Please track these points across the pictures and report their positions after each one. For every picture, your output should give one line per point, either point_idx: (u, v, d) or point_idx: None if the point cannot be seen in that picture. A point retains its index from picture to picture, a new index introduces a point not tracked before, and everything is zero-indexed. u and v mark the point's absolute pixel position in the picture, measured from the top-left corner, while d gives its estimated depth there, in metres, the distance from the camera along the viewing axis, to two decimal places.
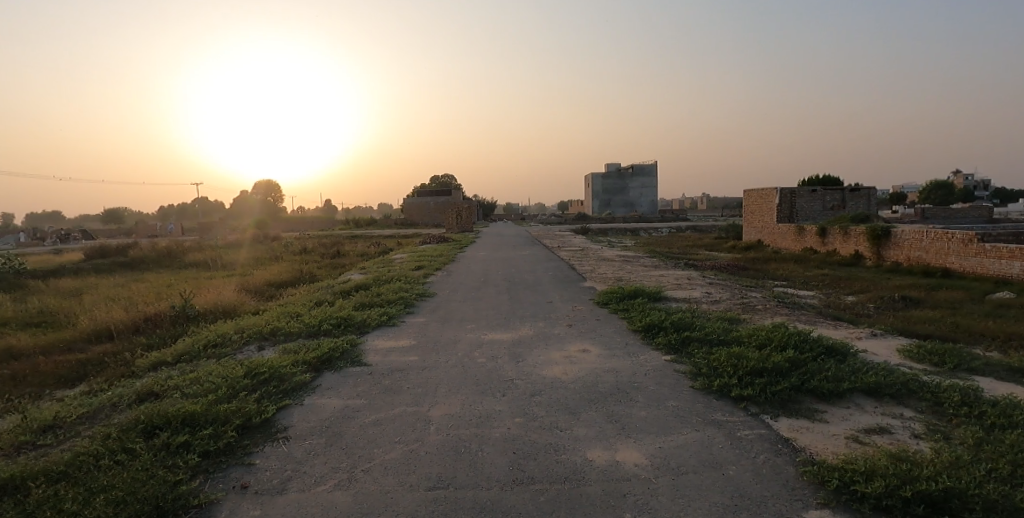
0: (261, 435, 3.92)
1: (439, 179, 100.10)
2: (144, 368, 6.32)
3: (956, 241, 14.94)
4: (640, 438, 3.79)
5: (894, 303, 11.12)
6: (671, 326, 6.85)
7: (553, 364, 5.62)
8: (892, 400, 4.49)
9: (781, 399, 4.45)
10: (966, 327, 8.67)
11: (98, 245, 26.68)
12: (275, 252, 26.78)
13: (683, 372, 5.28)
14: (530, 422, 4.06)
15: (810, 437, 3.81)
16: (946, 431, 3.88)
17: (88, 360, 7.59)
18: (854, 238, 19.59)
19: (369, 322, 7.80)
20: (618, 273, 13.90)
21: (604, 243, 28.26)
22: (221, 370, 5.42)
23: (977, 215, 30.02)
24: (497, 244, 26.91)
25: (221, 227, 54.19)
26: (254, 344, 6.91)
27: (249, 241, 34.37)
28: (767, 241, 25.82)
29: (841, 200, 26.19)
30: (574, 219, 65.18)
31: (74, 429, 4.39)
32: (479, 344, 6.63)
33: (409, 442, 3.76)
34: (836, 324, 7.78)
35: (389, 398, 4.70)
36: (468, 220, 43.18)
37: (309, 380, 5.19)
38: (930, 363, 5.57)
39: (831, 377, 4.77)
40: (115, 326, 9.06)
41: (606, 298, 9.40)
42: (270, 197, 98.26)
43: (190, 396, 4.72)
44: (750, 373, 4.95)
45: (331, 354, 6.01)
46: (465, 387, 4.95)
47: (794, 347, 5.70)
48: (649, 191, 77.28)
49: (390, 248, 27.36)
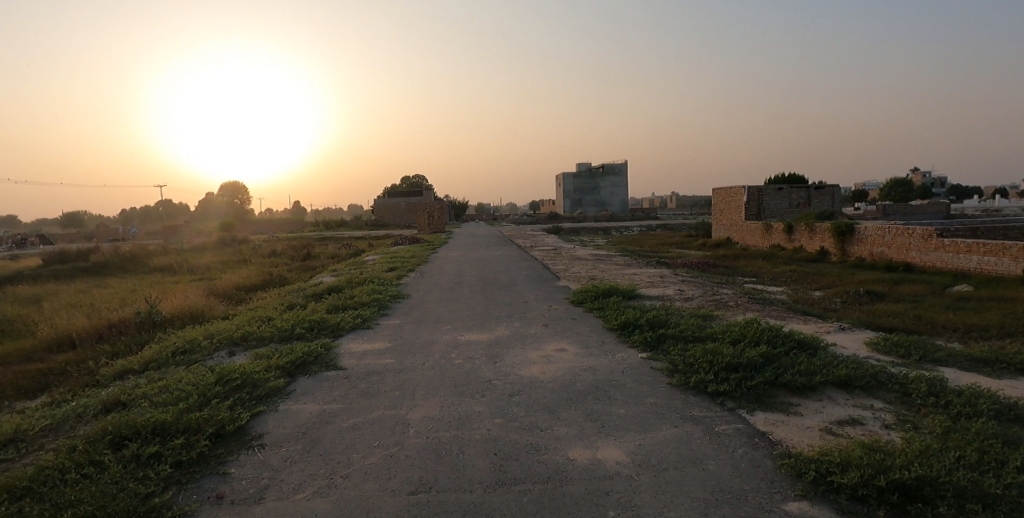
0: (237, 443, 3.81)
1: (409, 179, 98.83)
2: (109, 377, 6.09)
3: (917, 236, 15.51)
4: (621, 436, 3.80)
5: (859, 298, 11.50)
6: (647, 324, 6.92)
7: (530, 364, 5.61)
8: (863, 392, 4.63)
9: (756, 393, 4.54)
10: (928, 320, 9.02)
11: (57, 250, 25.64)
12: (243, 255, 26.16)
13: (660, 369, 5.34)
14: (510, 423, 4.04)
15: (786, 430, 3.90)
16: (915, 420, 4.02)
17: (49, 370, 7.28)
18: (819, 235, 20.19)
19: (342, 325, 7.68)
20: (592, 272, 14.01)
21: (578, 243, 28.34)
22: (192, 377, 5.25)
23: (935, 211, 31.26)
24: (472, 245, 26.71)
25: (186, 231, 52.62)
26: (225, 349, 6.71)
27: (216, 245, 33.53)
28: (735, 238, 26.41)
29: (806, 198, 26.97)
30: (546, 218, 65.37)
31: (38, 442, 4.19)
32: (456, 345, 6.59)
33: (388, 446, 3.71)
34: (806, 319, 7.98)
35: (366, 401, 4.62)
36: (441, 220, 42.84)
37: (283, 385, 5.07)
38: (897, 355, 5.76)
39: (804, 371, 4.89)
40: (77, 333, 8.70)
41: (581, 297, 9.45)
42: (238, 199, 96.11)
43: (160, 405, 4.56)
44: (725, 368, 5.03)
45: (304, 358, 5.88)
46: (443, 388, 4.90)
47: (766, 341, 5.83)
48: (621, 190, 78.15)
49: (362, 250, 26.95)
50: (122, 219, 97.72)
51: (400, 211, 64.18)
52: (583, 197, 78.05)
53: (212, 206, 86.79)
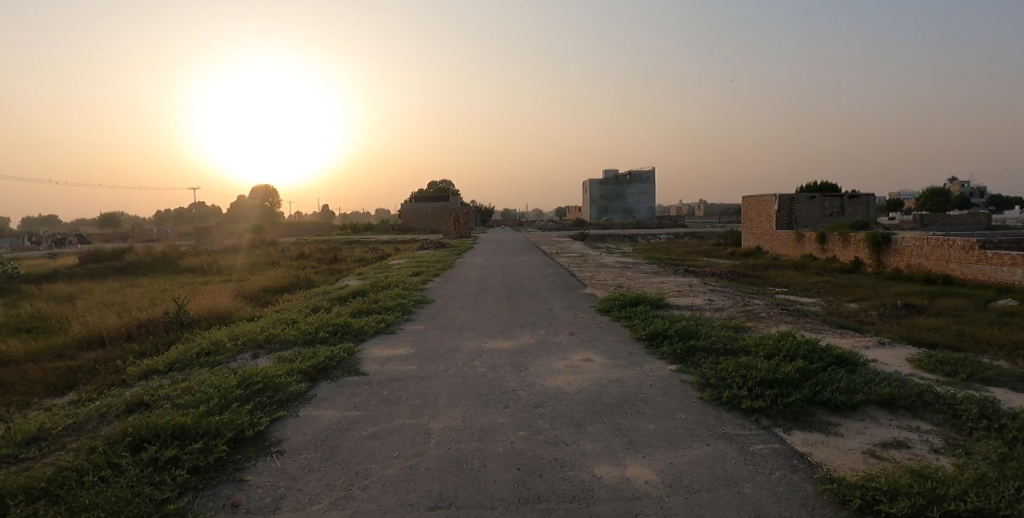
0: (254, 448, 3.77)
1: (436, 184, 99.56)
2: (134, 377, 6.17)
3: (957, 248, 14.85)
4: (650, 453, 3.63)
5: (897, 311, 11.03)
6: (676, 335, 6.69)
7: (556, 374, 5.47)
8: (908, 412, 4.34)
9: (793, 411, 4.31)
10: (971, 335, 8.58)
11: (94, 249, 26.52)
12: (271, 257, 26.67)
13: (690, 382, 5.14)
14: (534, 436, 3.90)
15: (826, 452, 3.67)
16: (966, 445, 3.74)
17: (78, 367, 7.42)
18: (853, 245, 19.55)
19: (366, 329, 7.64)
20: (618, 279, 13.77)
21: (603, 250, 27.93)
22: (214, 379, 5.26)
23: (976, 222, 29.98)
24: (495, 250, 26.56)
25: (217, 232, 53.97)
26: (249, 352, 6.73)
27: (246, 247, 34.28)
28: (766, 247, 25.79)
29: (839, 206, 26.14)
30: (572, 225, 65.05)
31: (60, 441, 4.23)
32: (479, 352, 6.47)
33: (408, 456, 3.60)
34: (842, 333, 7.64)
35: (387, 409, 4.54)
36: (466, 225, 42.90)
37: (304, 390, 5.03)
38: (942, 373, 5.43)
39: (845, 388, 4.62)
40: (107, 332, 8.90)
41: (607, 306, 9.26)
42: (269, 202, 98.33)
43: (181, 407, 4.56)
44: (759, 384, 4.78)
45: (326, 363, 5.84)
46: (465, 398, 4.79)
47: (803, 357, 5.55)
48: (647, 198, 77.27)
49: (388, 254, 27.15)
50: (158, 221, 100.80)
51: (426, 216, 64.70)
52: (609, 204, 77.46)
53: (244, 208, 88.94)
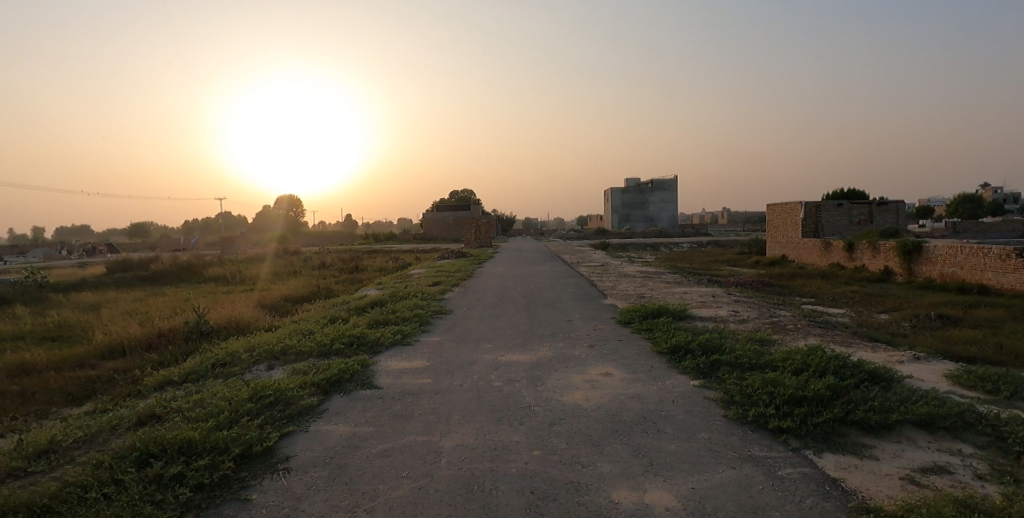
0: (261, 466, 3.73)
1: (457, 194, 100.42)
2: (150, 387, 6.23)
3: (993, 256, 14.24)
4: (671, 477, 3.44)
5: (931, 322, 10.57)
6: (698, 349, 6.46)
7: (573, 389, 5.30)
8: (948, 434, 4.04)
9: (824, 431, 4.07)
10: (1010, 348, 8.14)
11: (122, 259, 27.19)
12: (293, 266, 27.02)
13: (714, 399, 4.92)
14: (549, 457, 3.74)
15: (860, 477, 3.43)
16: (1014, 471, 3.44)
17: (98, 377, 7.51)
18: (883, 254, 18.92)
19: (382, 341, 7.58)
20: (639, 290, 13.52)
21: (624, 259, 27.61)
22: (226, 392, 5.25)
23: (1013, 229, 28.84)
24: (516, 260, 26.48)
25: (242, 242, 55.01)
26: (264, 363, 6.72)
27: (270, 255, 34.86)
28: (792, 256, 25.16)
29: (868, 214, 25.40)
30: (593, 234, 64.63)
31: (69, 455, 4.28)
32: (496, 366, 6.33)
33: (417, 477, 3.48)
34: (873, 346, 7.31)
35: (399, 425, 4.43)
36: (486, 234, 42.91)
37: (316, 403, 4.98)
38: (984, 390, 5.09)
39: (879, 407, 4.36)
40: (129, 342, 9.02)
41: (628, 317, 9.05)
42: (293, 212, 100.04)
43: (191, 420, 4.57)
44: (787, 402, 4.55)
45: (340, 375, 5.77)
46: (479, 414, 4.65)
47: (833, 373, 5.27)
48: (669, 206, 76.48)
49: (409, 263, 27.24)
50: (186, 231, 103.42)
51: (447, 225, 65.05)
52: (630, 212, 76.83)
53: (269, 218, 90.62)
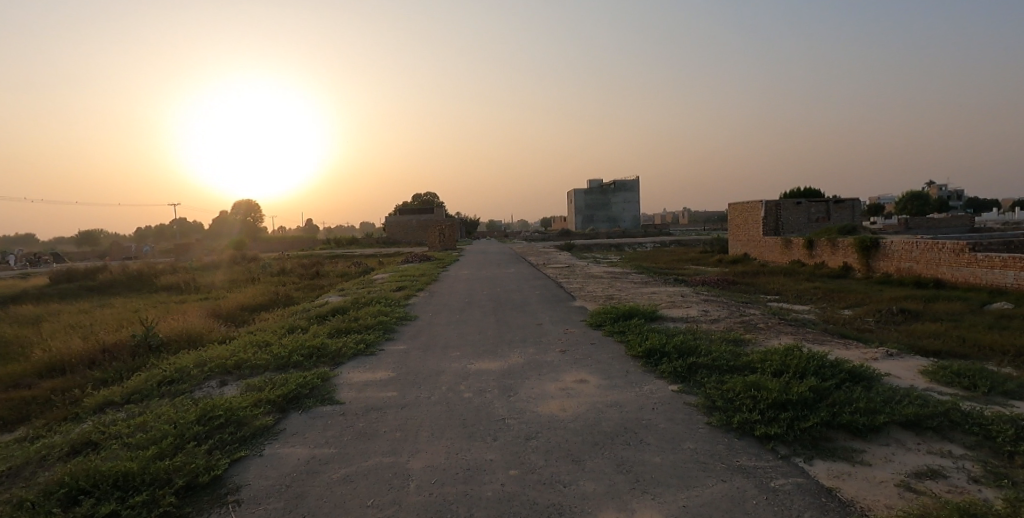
0: (207, 499, 3.31)
1: (421, 197, 99.58)
2: (88, 410, 5.64)
3: (948, 251, 14.72)
4: (658, 494, 3.19)
5: (893, 317, 10.74)
6: (674, 352, 6.27)
7: (548, 399, 5.03)
8: (936, 434, 3.94)
9: (812, 437, 3.91)
10: (973, 341, 8.29)
11: (67, 268, 25.61)
12: (252, 273, 25.95)
13: (696, 405, 4.73)
14: (527, 476, 3.45)
15: (855, 486, 3.27)
16: (1009, 473, 3.32)
17: (32, 398, 6.83)
18: (842, 250, 19.39)
19: (343, 351, 7.12)
20: (608, 291, 13.36)
21: (591, 260, 27.54)
22: (172, 413, 4.77)
23: (958, 225, 30.11)
24: (483, 262, 26.13)
25: (198, 249, 52.85)
26: (216, 379, 6.21)
27: (227, 263, 33.43)
28: (753, 254, 25.63)
29: (825, 212, 26.11)
30: (558, 235, 64.72)
31: None
32: (466, 375, 6.00)
33: (384, 506, 3.13)
34: (845, 343, 7.30)
35: (363, 445, 4.05)
36: (451, 236, 42.34)
37: (272, 423, 4.56)
38: (961, 386, 5.06)
39: (865, 408, 4.23)
40: (69, 358, 8.29)
41: (600, 320, 8.84)
42: (252, 217, 96.89)
43: (131, 448, 4.09)
44: (772, 406, 4.38)
45: (298, 391, 5.33)
46: (449, 429, 4.32)
47: (813, 373, 5.15)
48: (633, 206, 77.41)
49: (373, 268, 26.59)
50: (138, 238, 98.94)
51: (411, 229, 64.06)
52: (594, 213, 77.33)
53: (226, 223, 87.45)
